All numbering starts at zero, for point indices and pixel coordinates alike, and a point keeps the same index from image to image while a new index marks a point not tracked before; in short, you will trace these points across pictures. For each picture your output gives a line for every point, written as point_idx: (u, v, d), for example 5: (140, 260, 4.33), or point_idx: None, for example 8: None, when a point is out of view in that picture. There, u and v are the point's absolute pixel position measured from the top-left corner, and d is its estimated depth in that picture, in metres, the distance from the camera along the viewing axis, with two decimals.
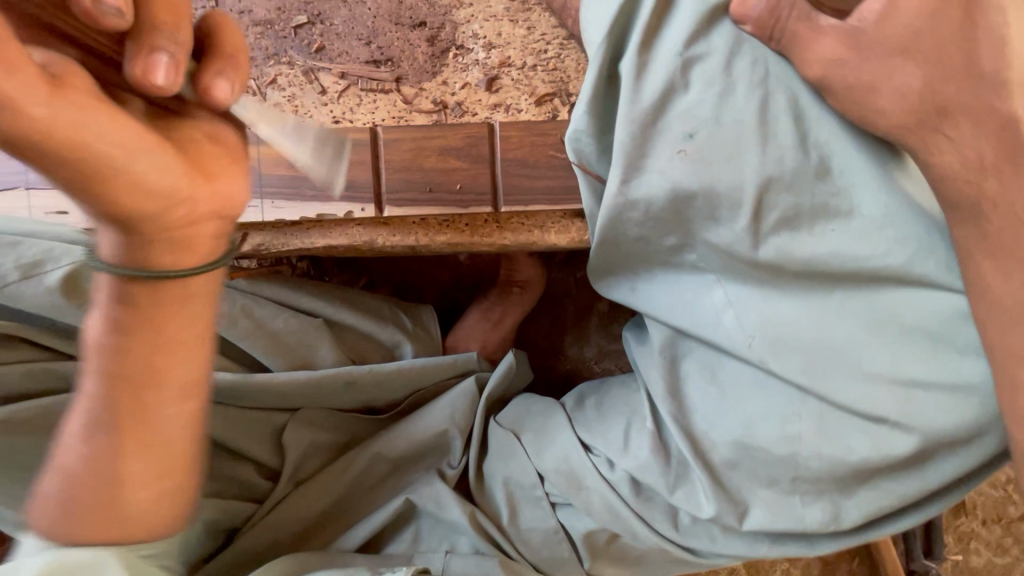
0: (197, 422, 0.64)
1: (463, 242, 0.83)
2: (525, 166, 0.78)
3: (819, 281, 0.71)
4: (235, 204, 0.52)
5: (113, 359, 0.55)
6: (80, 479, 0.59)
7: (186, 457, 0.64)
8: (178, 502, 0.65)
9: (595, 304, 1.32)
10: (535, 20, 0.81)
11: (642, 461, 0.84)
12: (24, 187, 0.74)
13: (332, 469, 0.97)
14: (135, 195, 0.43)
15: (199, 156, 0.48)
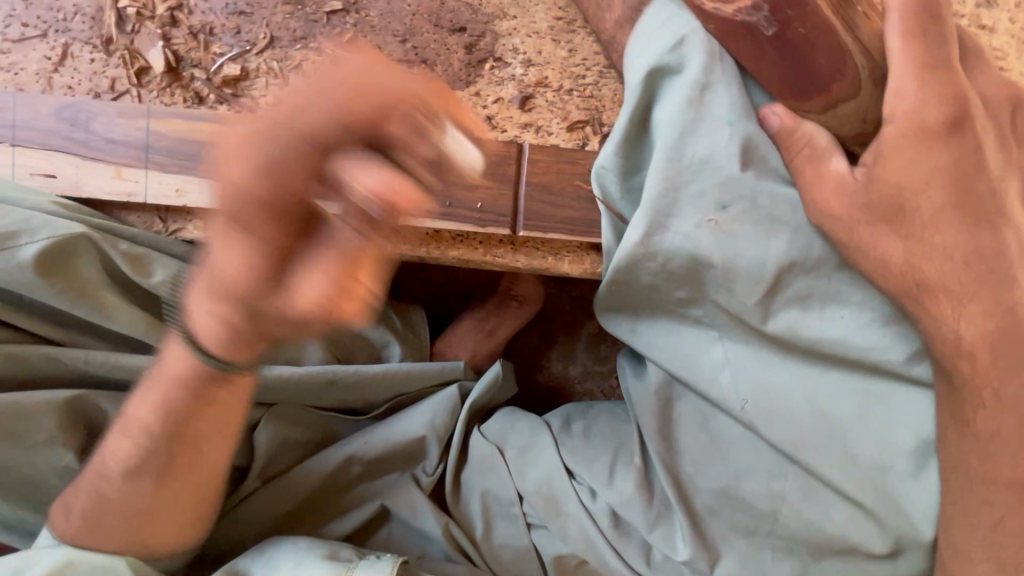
0: (228, 459, 0.67)
1: (475, 260, 0.80)
2: (549, 193, 0.76)
3: (819, 362, 0.72)
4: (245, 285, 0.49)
5: (162, 422, 0.61)
6: (114, 506, 0.64)
7: (208, 492, 0.67)
8: (191, 530, 0.67)
9: (586, 324, 1.32)
10: (578, 43, 0.79)
11: (624, 496, 0.85)
12: (10, 144, 0.69)
13: (296, 475, 0.93)
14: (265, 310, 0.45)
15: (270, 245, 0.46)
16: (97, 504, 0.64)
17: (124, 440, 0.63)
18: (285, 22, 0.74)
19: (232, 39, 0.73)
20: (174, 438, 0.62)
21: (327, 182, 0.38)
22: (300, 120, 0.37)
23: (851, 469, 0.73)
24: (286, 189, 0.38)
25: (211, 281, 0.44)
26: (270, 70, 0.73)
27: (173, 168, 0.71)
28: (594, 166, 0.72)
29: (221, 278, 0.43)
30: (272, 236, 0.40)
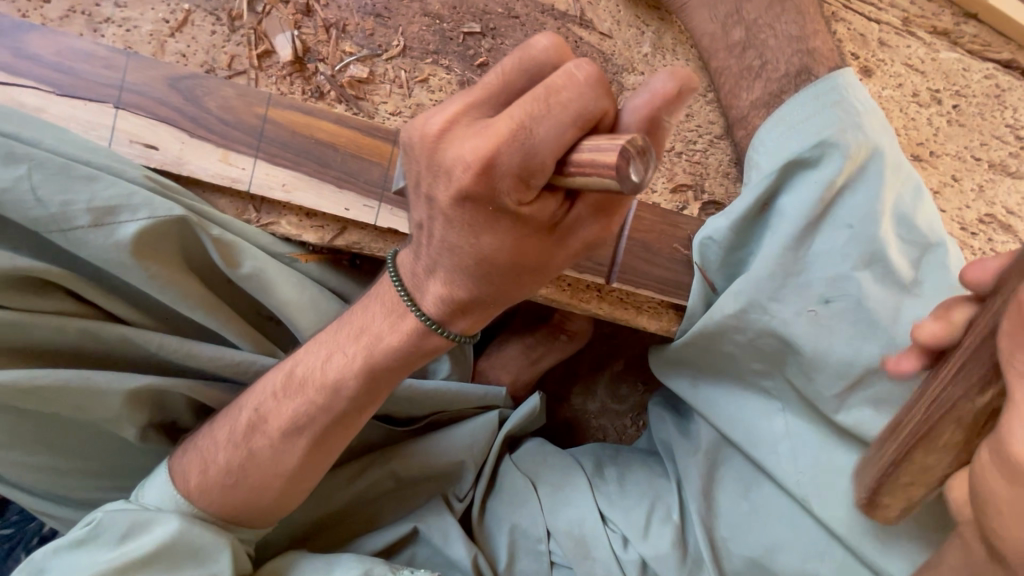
0: (350, 423, 0.70)
1: (559, 301, 0.80)
2: (648, 250, 0.77)
3: None
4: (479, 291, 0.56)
5: (314, 371, 0.67)
6: (235, 459, 0.69)
7: (323, 450, 0.71)
8: (296, 487, 0.72)
9: (611, 362, 1.33)
10: (696, 109, 0.80)
11: (660, 551, 0.86)
12: (116, 107, 0.64)
13: (349, 472, 0.96)
14: (490, 267, 0.52)
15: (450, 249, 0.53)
16: (222, 471, 0.69)
17: (266, 391, 0.68)
18: (419, 34, 0.72)
19: (363, 41, 0.71)
20: (314, 420, 0.68)
21: (525, 139, 0.42)
22: (473, 106, 0.47)
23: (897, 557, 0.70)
24: (514, 154, 0.43)
25: (443, 261, 0.54)
26: (397, 80, 0.72)
27: (283, 161, 0.68)
28: (700, 234, 0.75)
29: (462, 258, 0.52)
30: (482, 217, 0.48)
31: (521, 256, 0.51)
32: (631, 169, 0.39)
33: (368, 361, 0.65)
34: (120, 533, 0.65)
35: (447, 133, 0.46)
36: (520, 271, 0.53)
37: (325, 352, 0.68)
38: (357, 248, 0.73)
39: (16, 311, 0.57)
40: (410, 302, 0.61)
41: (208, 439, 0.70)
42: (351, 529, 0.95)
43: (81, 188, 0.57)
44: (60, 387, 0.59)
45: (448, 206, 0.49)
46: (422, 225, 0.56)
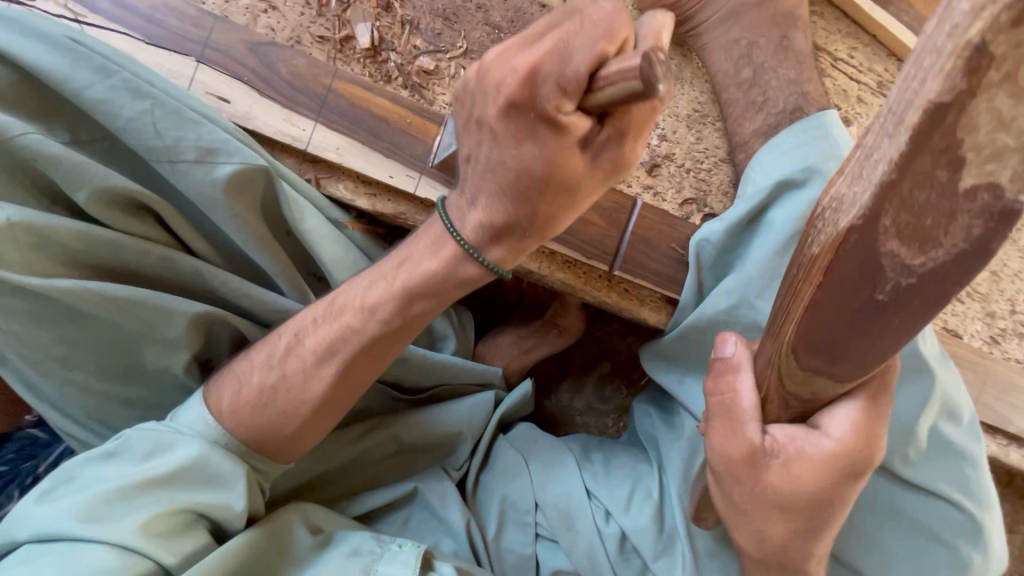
0: (381, 356, 0.73)
1: (574, 286, 0.89)
2: (647, 246, 0.88)
3: None
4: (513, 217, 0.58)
5: (356, 304, 0.71)
6: (269, 382, 0.72)
7: (352, 381, 0.74)
8: (322, 418, 0.74)
9: (599, 364, 1.42)
10: (705, 134, 0.93)
11: (639, 524, 0.93)
12: (197, 60, 0.72)
13: (351, 436, 0.99)
14: (523, 189, 0.54)
15: (492, 172, 0.55)
16: (254, 392, 0.71)
17: (310, 317, 0.72)
18: (481, 40, 0.83)
19: (432, 39, 0.82)
20: (348, 347, 0.71)
21: (565, 52, 0.44)
22: (528, 33, 0.49)
23: (854, 538, 0.81)
24: (553, 68, 0.44)
25: (487, 184, 0.57)
26: (457, 76, 0.82)
27: (339, 127, 0.76)
28: (696, 237, 0.87)
29: (505, 176, 0.54)
30: (522, 127, 0.49)
31: (557, 182, 0.53)
32: (657, 74, 0.37)
33: (409, 293, 0.69)
34: (145, 452, 0.68)
35: (497, 52, 0.49)
36: (549, 198, 0.55)
37: (366, 283, 0.72)
38: (400, 217, 0.81)
39: (114, 230, 0.63)
40: (453, 231, 0.64)
41: (245, 361, 0.73)
42: (348, 490, 1.00)
43: (190, 128, 0.64)
44: (136, 303, 0.65)
45: (494, 121, 0.50)
46: (468, 153, 0.58)
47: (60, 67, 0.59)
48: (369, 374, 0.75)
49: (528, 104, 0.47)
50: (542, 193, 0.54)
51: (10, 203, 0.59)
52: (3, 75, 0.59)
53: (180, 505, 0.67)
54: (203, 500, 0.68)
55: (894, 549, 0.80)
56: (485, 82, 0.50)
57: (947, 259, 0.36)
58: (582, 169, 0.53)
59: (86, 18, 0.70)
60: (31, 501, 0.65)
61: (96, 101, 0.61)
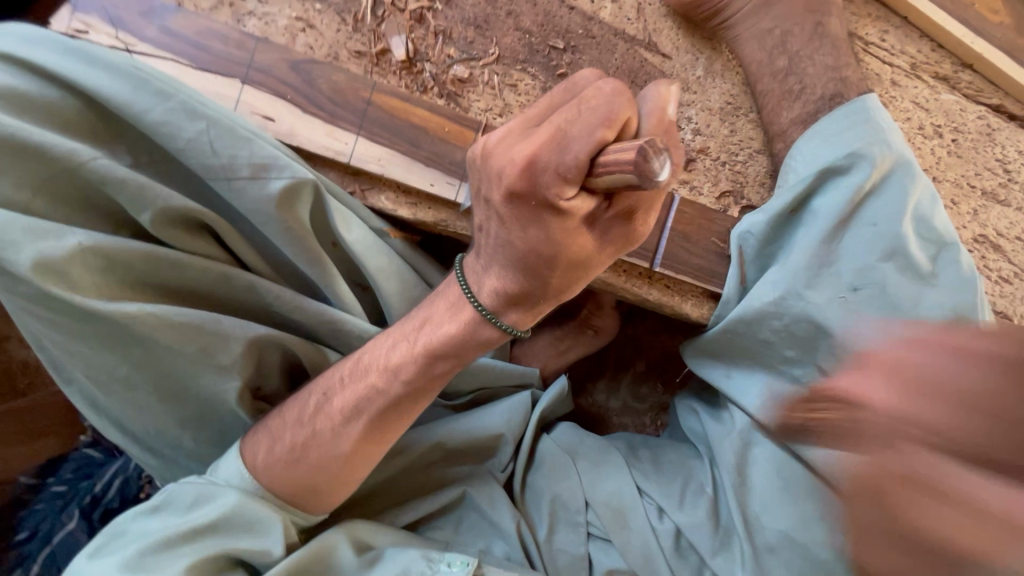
0: (409, 411, 0.74)
1: (614, 283, 0.89)
2: (686, 240, 0.87)
3: None
4: (530, 286, 0.59)
5: (380, 362, 0.71)
6: (299, 439, 0.71)
7: (380, 436, 0.74)
8: (352, 473, 0.74)
9: (634, 363, 1.41)
10: (739, 126, 0.92)
11: (695, 519, 0.93)
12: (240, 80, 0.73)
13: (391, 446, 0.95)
14: (537, 262, 0.56)
15: (505, 247, 0.57)
16: (286, 449, 0.71)
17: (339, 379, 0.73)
18: (512, 45, 0.84)
19: (465, 47, 0.83)
20: (376, 405, 0.71)
21: (563, 139, 0.47)
22: (527, 121, 0.53)
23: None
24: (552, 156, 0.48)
25: (499, 255, 0.59)
26: (492, 83, 0.84)
27: (376, 136, 0.77)
28: (737, 230, 0.86)
29: (515, 251, 0.56)
30: (527, 212, 0.52)
31: (568, 255, 0.55)
32: (653, 164, 0.41)
33: (423, 350, 0.69)
34: (188, 502, 0.69)
35: (500, 144, 0.52)
36: (561, 269, 0.56)
37: (388, 343, 0.72)
38: (442, 225, 0.83)
39: (175, 249, 0.65)
40: (469, 295, 0.65)
41: (277, 418, 0.73)
42: (388, 503, 0.95)
43: (243, 146, 0.65)
44: (197, 320, 0.66)
45: (500, 205, 0.53)
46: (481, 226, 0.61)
47: (123, 93, 0.61)
48: (393, 430, 0.75)
49: (530, 191, 0.50)
50: (554, 265, 0.56)
51: (79, 226, 0.60)
52: (68, 104, 0.61)
53: (222, 551, 0.67)
54: (244, 546, 0.68)
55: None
56: (491, 167, 0.53)
57: None
58: (593, 243, 0.55)
59: (136, 47, 0.71)
60: (86, 556, 0.66)
61: (158, 125, 0.62)
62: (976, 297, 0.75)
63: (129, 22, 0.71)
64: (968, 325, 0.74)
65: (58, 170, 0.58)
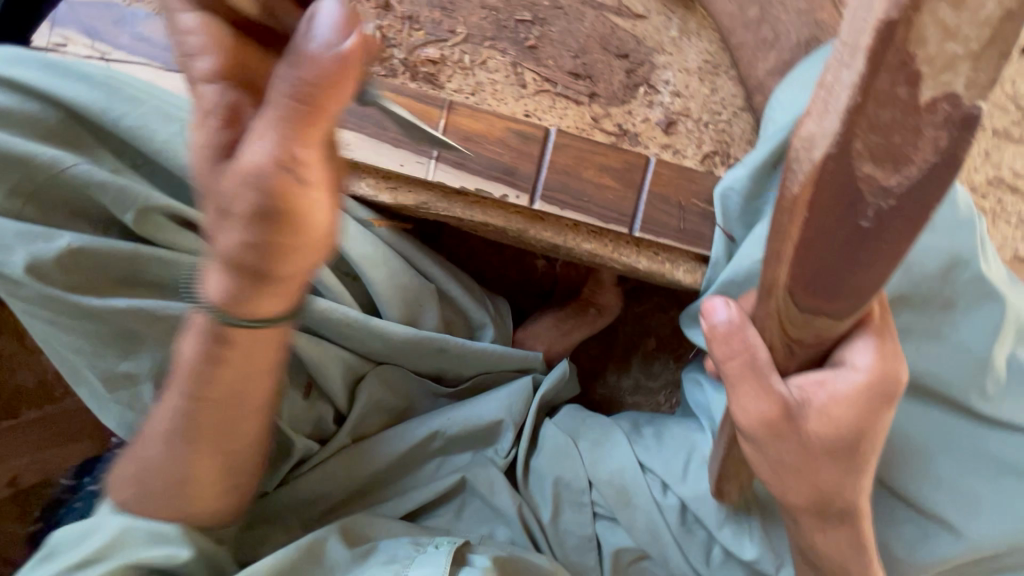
0: (236, 402, 0.67)
1: (603, 254, 0.89)
2: (668, 203, 0.86)
3: (916, 392, 0.75)
4: (235, 263, 0.49)
5: (206, 380, 0.65)
6: (154, 465, 0.69)
7: (232, 434, 0.69)
8: (236, 472, 0.72)
9: (643, 342, 1.39)
10: (719, 85, 0.90)
11: (698, 492, 0.90)
12: None
13: (390, 436, 0.95)
14: (241, 227, 0.47)
15: (256, 242, 0.47)
16: (160, 480, 0.69)
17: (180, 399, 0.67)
18: (480, 24, 0.85)
19: (433, 29, 0.84)
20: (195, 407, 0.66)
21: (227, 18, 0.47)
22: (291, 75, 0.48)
23: (937, 488, 0.74)
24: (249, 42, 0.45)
25: (207, 233, 0.49)
26: (462, 62, 0.85)
27: (349, 124, 0.80)
28: (720, 187, 0.85)
29: (264, 237, 0.47)
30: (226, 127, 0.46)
31: (265, 204, 0.45)
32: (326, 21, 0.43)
33: (231, 353, 0.62)
34: (75, 540, 0.68)
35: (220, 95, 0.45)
36: (251, 222, 0.46)
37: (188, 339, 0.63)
38: (424, 207, 0.85)
39: (159, 247, 0.68)
40: (201, 297, 0.54)
41: (143, 444, 0.71)
42: (385, 494, 0.94)
43: None
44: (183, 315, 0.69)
45: (236, 177, 0.44)
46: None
47: (97, 101, 0.64)
48: (226, 424, 0.69)
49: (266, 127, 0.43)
50: (270, 227, 0.47)
51: (68, 229, 0.65)
52: (50, 116, 0.63)
53: (125, 567, 0.67)
54: (150, 555, 0.68)
55: (986, 497, 0.72)
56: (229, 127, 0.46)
57: (919, 173, 0.37)
58: (317, 196, 0.47)
59: (110, 54, 0.75)
60: None
61: (131, 129, 0.65)
62: (976, 236, 0.71)
63: (104, 31, 0.76)
64: (969, 266, 0.71)
65: (41, 179, 0.62)
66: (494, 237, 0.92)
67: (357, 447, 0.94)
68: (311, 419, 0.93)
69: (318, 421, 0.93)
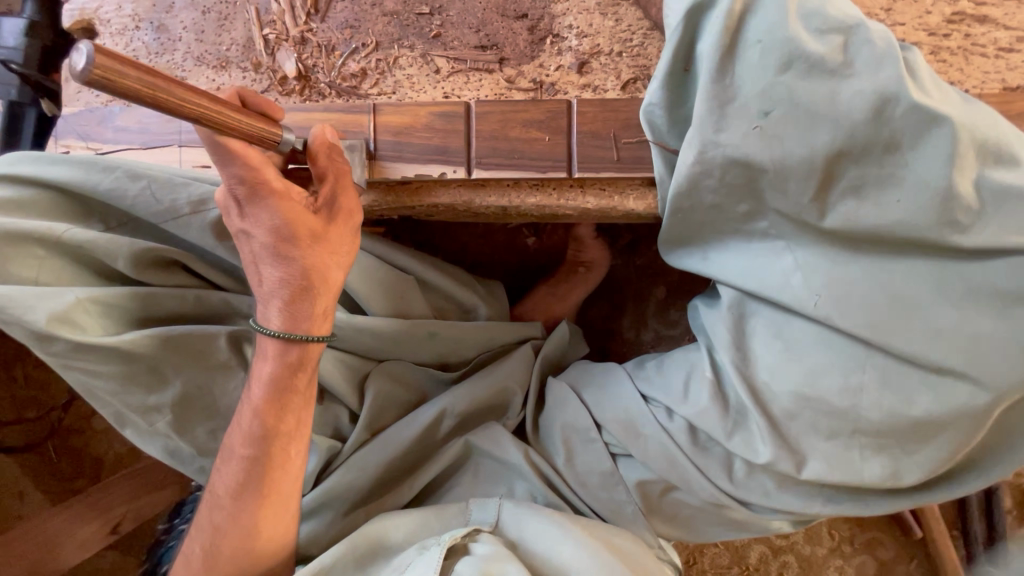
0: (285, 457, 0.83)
1: (550, 205, 0.92)
2: (598, 137, 0.87)
3: (883, 250, 0.74)
4: (308, 300, 0.79)
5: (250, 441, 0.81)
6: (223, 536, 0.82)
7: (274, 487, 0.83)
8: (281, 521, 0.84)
9: (651, 291, 1.36)
10: (622, 14, 0.92)
11: (700, 407, 0.87)
12: (178, 144, 0.90)
13: (403, 423, 1.00)
14: (320, 274, 0.77)
15: (323, 278, 0.78)
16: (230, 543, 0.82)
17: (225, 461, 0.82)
18: (386, 29, 0.94)
19: (348, 47, 0.94)
20: (237, 469, 0.82)
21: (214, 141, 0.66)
22: (241, 159, 0.67)
23: (945, 339, 0.70)
24: (243, 149, 0.67)
25: (271, 300, 0.79)
26: (378, 68, 0.93)
27: None
28: (644, 106, 0.82)
29: (295, 283, 0.77)
30: (289, 209, 0.72)
31: (328, 248, 0.77)
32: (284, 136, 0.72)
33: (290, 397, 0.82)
34: None
35: (251, 205, 0.71)
36: (307, 270, 0.76)
37: (251, 411, 0.82)
38: (376, 206, 0.94)
39: (155, 285, 0.82)
40: (280, 334, 0.79)
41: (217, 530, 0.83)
42: (409, 476, 1.00)
43: (180, 190, 0.81)
44: (184, 338, 0.82)
45: (295, 252, 0.75)
46: (275, 233, 0.73)
47: (79, 176, 0.79)
48: (275, 473, 0.83)
49: (297, 207, 0.73)
50: (326, 263, 0.78)
51: (78, 285, 0.79)
52: (48, 199, 0.79)
53: None
54: None
55: (991, 332, 0.68)
56: (266, 219, 0.72)
57: None
58: (328, 217, 0.76)
59: (104, 149, 0.91)
60: None
61: (108, 191, 0.79)
62: (899, 68, 0.68)
63: (94, 132, 0.93)
64: (900, 100, 0.68)
65: (50, 248, 0.77)
66: (447, 214, 0.98)
67: (375, 439, 1.00)
68: (330, 422, 1.03)
69: (338, 420, 1.03)
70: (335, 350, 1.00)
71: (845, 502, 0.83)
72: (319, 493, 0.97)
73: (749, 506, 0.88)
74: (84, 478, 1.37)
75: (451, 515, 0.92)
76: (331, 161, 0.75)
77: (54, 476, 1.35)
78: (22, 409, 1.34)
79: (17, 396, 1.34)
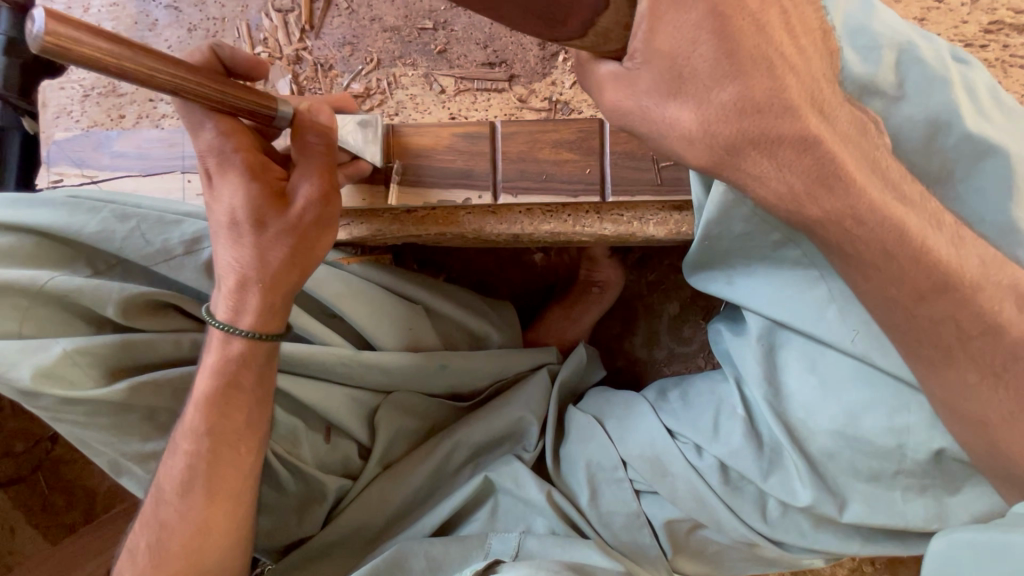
0: (242, 458, 0.74)
1: (565, 232, 0.87)
2: (633, 159, 0.82)
3: None
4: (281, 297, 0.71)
5: (194, 444, 0.72)
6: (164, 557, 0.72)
7: (222, 492, 0.73)
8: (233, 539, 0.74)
9: (665, 308, 1.31)
10: None
11: (732, 447, 0.84)
12: (181, 171, 0.83)
13: (418, 456, 0.96)
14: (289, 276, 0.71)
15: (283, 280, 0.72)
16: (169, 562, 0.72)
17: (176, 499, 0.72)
18: (386, 46, 0.88)
19: (347, 65, 0.88)
20: (188, 476, 0.72)
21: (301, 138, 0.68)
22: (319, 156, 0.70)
23: None
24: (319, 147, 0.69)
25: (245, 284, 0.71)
26: (379, 87, 0.87)
27: None
28: None
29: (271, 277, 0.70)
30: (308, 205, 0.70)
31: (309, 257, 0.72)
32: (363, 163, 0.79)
33: (236, 390, 0.72)
34: None
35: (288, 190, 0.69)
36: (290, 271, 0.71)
37: (195, 408, 0.72)
38: (380, 235, 0.89)
39: (148, 332, 0.76)
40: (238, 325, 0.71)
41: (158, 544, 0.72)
42: (424, 509, 0.96)
43: (172, 229, 0.76)
44: (179, 387, 0.77)
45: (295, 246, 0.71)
46: (230, 214, 0.66)
47: (61, 220, 0.73)
48: (225, 477, 0.73)
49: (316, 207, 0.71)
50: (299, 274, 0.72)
51: (65, 335, 0.73)
52: (26, 242, 0.73)
53: None
54: None
55: None
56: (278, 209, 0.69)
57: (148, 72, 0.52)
58: None
59: (99, 176, 0.84)
60: None
61: (95, 235, 0.74)
62: (950, 95, 0.64)
63: (89, 158, 0.85)
64: (952, 128, 0.64)
65: (31, 297, 0.71)
66: (456, 243, 0.93)
67: (387, 473, 0.96)
68: (338, 460, 0.96)
69: (346, 460, 0.97)
70: (342, 386, 0.95)
71: (883, 544, 0.80)
72: (328, 534, 0.92)
73: (784, 546, 0.84)
74: (76, 512, 1.31)
75: (472, 548, 0.88)
76: (307, 142, 0.66)
77: (45, 510, 1.29)
78: (9, 441, 1.28)
79: (3, 428, 1.28)
